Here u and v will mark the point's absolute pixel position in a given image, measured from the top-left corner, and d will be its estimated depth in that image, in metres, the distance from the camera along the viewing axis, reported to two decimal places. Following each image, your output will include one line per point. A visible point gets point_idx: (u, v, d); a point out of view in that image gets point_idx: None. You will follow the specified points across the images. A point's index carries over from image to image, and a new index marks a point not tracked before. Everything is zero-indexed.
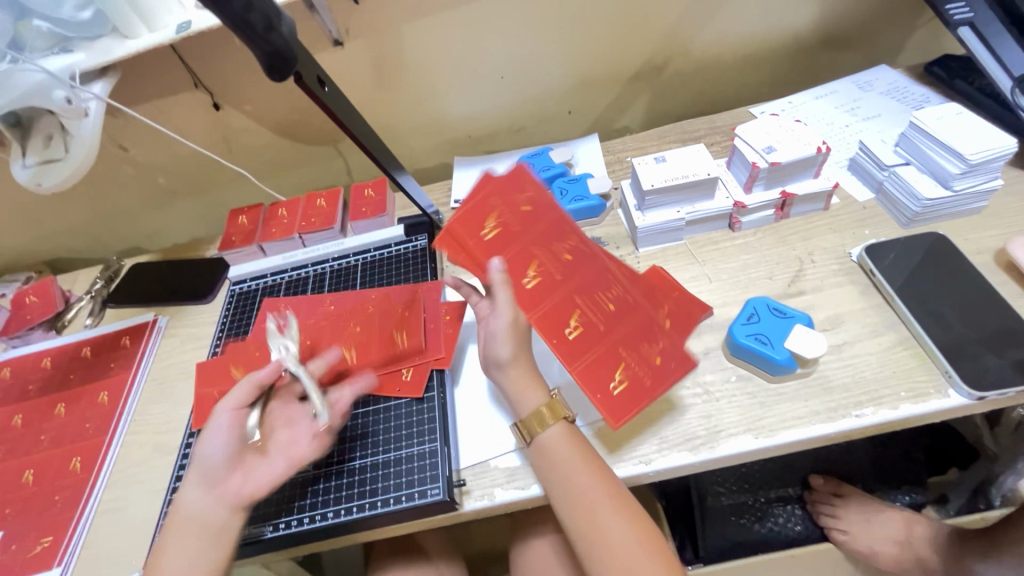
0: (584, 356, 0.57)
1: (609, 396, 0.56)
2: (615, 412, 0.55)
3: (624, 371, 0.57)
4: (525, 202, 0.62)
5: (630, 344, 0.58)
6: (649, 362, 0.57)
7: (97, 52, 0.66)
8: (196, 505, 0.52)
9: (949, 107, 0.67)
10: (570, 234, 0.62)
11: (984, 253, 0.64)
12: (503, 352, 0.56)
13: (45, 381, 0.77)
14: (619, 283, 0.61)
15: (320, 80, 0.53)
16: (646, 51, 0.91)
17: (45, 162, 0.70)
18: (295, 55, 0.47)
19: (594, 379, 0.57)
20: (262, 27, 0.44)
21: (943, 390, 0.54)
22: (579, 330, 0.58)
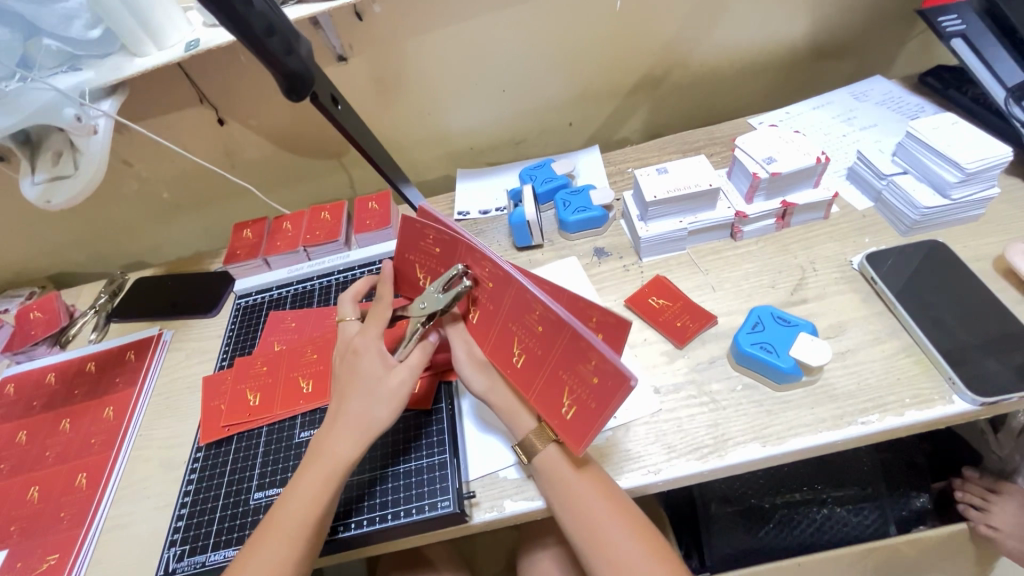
0: (534, 383, 0.53)
1: (564, 422, 0.51)
2: (574, 439, 0.50)
3: (570, 396, 0.50)
4: (433, 243, 0.57)
5: (569, 368, 0.50)
6: (589, 383, 0.48)
7: (105, 70, 0.67)
8: (350, 457, 0.53)
9: (944, 117, 0.68)
10: (481, 258, 0.53)
11: (983, 260, 0.64)
12: (478, 385, 0.57)
13: (50, 397, 0.77)
14: (537, 300, 0.49)
15: (334, 99, 0.54)
16: (644, 64, 0.92)
17: (54, 179, 0.70)
18: (313, 76, 0.49)
19: (551, 403, 0.52)
20: (282, 51, 0.45)
21: (948, 397, 0.55)
22: (524, 357, 0.53)
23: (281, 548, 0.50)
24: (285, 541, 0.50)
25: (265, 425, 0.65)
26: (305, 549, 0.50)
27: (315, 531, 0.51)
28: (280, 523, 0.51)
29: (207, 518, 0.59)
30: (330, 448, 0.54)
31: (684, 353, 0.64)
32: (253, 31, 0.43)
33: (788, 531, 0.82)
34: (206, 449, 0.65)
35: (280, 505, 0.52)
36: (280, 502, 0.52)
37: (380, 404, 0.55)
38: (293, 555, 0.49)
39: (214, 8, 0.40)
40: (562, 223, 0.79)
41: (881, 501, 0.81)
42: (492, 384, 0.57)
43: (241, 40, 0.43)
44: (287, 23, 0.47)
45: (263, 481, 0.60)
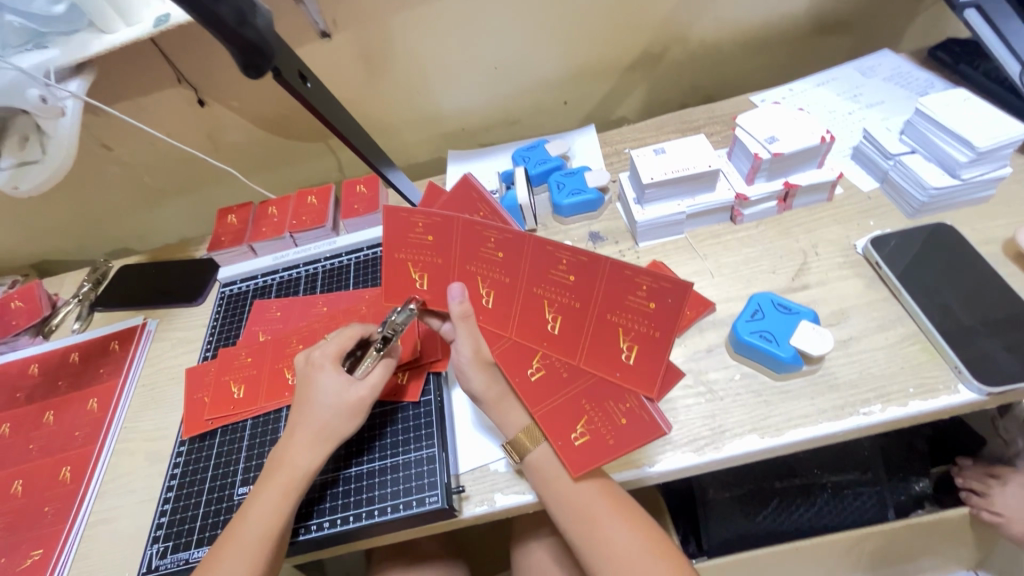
0: (549, 400, 0.54)
1: (569, 445, 0.52)
2: (578, 462, 0.51)
3: (586, 424, 0.53)
4: (423, 231, 0.55)
5: (599, 398, 0.54)
6: (614, 422, 0.52)
7: (72, 48, 0.63)
8: (311, 465, 0.53)
9: (955, 93, 0.65)
10: (560, 252, 0.52)
11: (992, 243, 0.62)
12: (477, 384, 0.54)
13: (33, 389, 0.76)
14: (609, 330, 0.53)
15: (303, 76, 0.50)
16: (642, 39, 0.88)
17: (24, 165, 0.67)
18: (274, 49, 0.44)
19: (559, 427, 0.53)
20: (235, 21, 0.41)
21: (953, 386, 0.53)
22: (541, 373, 0.56)
23: (245, 560, 0.49)
24: (246, 551, 0.49)
25: (248, 419, 0.63)
26: (269, 559, 0.49)
27: (279, 539, 0.50)
28: (240, 535, 0.50)
29: (192, 513, 0.57)
30: (291, 457, 0.53)
31: (681, 341, 0.62)
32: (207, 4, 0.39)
33: (787, 514, 0.81)
34: (190, 442, 0.63)
35: (242, 516, 0.51)
36: (241, 515, 0.51)
37: (342, 418, 0.55)
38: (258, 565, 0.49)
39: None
40: (555, 206, 0.77)
41: (881, 486, 0.81)
42: (492, 382, 0.55)
43: (196, 18, 0.40)
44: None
45: (248, 475, 0.59)
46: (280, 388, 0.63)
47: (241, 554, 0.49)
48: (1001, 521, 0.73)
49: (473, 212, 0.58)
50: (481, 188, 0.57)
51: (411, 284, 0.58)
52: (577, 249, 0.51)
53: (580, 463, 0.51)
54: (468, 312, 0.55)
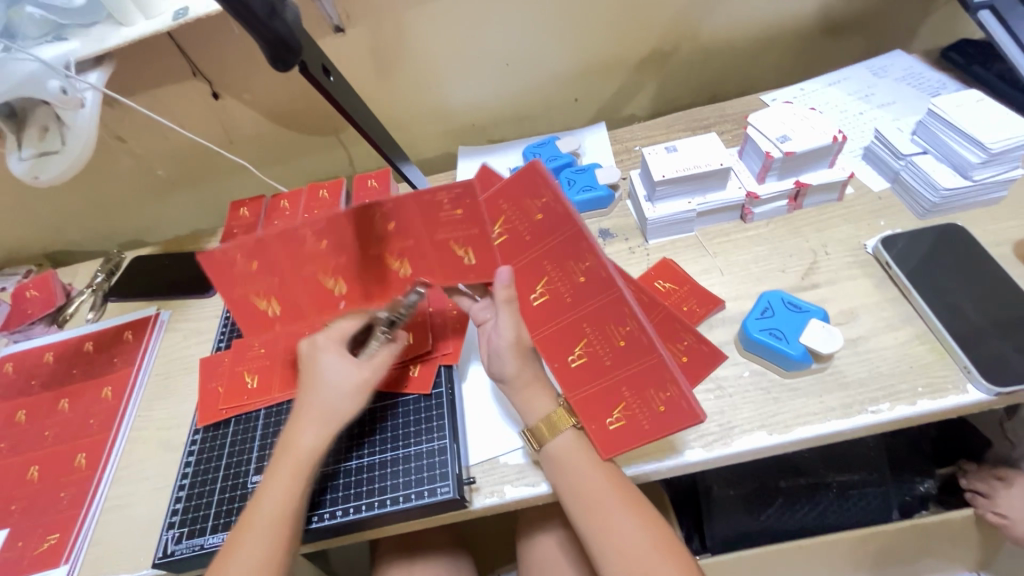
0: (584, 387, 0.56)
1: (603, 429, 0.54)
2: (607, 446, 0.53)
3: (623, 410, 0.54)
4: (315, 239, 0.58)
5: (639, 386, 0.54)
6: (653, 408, 0.53)
7: (92, 41, 0.64)
8: (316, 446, 0.54)
9: (969, 94, 0.65)
10: (545, 197, 0.55)
11: (1003, 245, 0.62)
12: (509, 368, 0.56)
13: (48, 376, 0.77)
14: (635, 318, 0.53)
15: (325, 69, 0.50)
16: (654, 37, 0.89)
17: (42, 155, 0.68)
18: (299, 43, 0.44)
19: (592, 411, 0.55)
20: (264, 12, 0.40)
21: (962, 386, 0.53)
22: (581, 360, 0.57)
23: (264, 547, 0.49)
24: (262, 536, 0.50)
25: (263, 408, 0.64)
26: (287, 541, 0.50)
27: (290, 524, 0.51)
28: (254, 521, 0.51)
29: (206, 500, 0.58)
30: (296, 439, 0.54)
31: None
32: None
33: (790, 513, 0.82)
34: (204, 431, 0.64)
35: (254, 503, 0.52)
36: (253, 502, 0.52)
37: (348, 398, 0.56)
38: (276, 549, 0.50)
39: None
40: (566, 202, 0.77)
41: (886, 486, 0.82)
42: (524, 366, 0.56)
43: (228, 9, 0.38)
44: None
45: (261, 464, 0.60)
46: (295, 378, 0.65)
47: (258, 541, 0.50)
48: (1005, 523, 0.74)
49: (534, 194, 0.56)
50: (542, 170, 0.55)
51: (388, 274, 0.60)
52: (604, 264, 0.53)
53: (608, 447, 0.53)
54: (512, 295, 0.57)
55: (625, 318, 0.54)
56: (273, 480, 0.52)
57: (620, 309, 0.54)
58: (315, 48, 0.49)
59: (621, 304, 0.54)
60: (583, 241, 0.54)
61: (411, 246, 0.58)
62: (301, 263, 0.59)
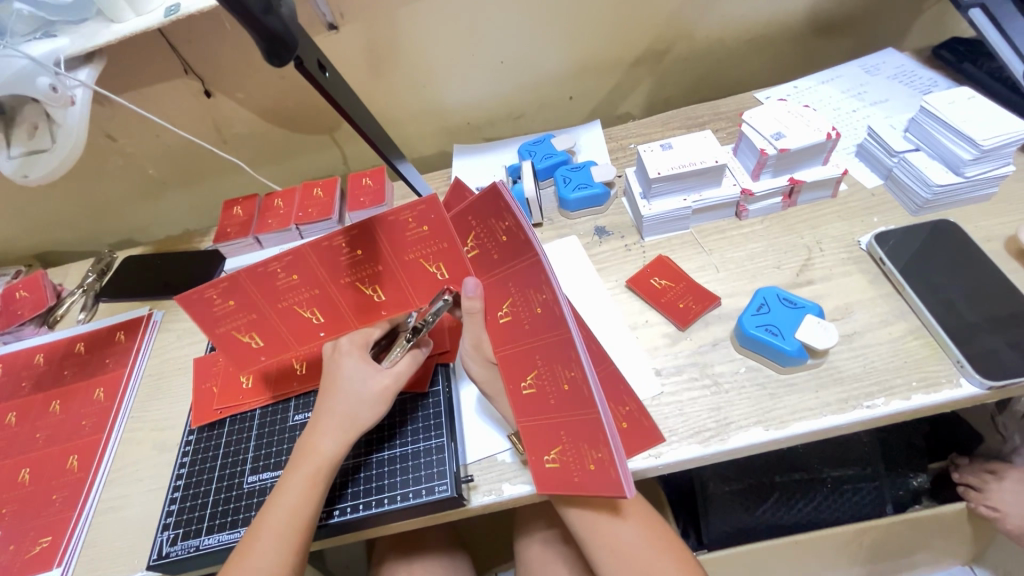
0: (530, 418, 0.53)
1: (540, 465, 0.52)
2: (542, 485, 0.51)
3: (559, 451, 0.51)
4: (287, 274, 0.55)
5: (574, 432, 0.50)
6: (584, 464, 0.49)
7: (81, 37, 0.63)
8: (338, 451, 0.54)
9: (960, 91, 0.66)
10: (507, 217, 0.52)
11: (994, 240, 0.63)
12: (476, 373, 0.58)
13: (39, 378, 0.76)
14: (580, 367, 0.48)
15: (320, 65, 0.49)
16: (648, 35, 0.89)
17: (31, 154, 0.67)
18: (296, 40, 0.42)
19: (537, 442, 0.52)
20: (260, 8, 0.39)
21: (955, 380, 0.54)
22: (531, 392, 0.53)
23: (280, 548, 0.49)
24: (278, 538, 0.50)
25: (258, 408, 0.64)
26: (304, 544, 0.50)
27: (309, 528, 0.51)
28: (271, 522, 0.50)
29: (201, 501, 0.58)
30: (316, 444, 0.54)
31: (687, 335, 0.62)
32: None
33: (786, 509, 0.82)
34: (198, 432, 0.64)
35: (269, 504, 0.52)
36: (269, 503, 0.52)
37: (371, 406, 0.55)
38: (290, 552, 0.50)
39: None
40: (562, 200, 0.77)
41: (880, 481, 0.82)
42: (490, 376, 0.57)
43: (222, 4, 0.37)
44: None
45: (257, 464, 0.59)
46: (291, 377, 0.65)
47: (274, 543, 0.50)
48: (997, 516, 0.75)
49: (500, 216, 0.53)
50: (507, 193, 0.51)
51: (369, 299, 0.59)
52: (558, 302, 0.49)
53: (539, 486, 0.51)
54: (472, 308, 0.55)
55: (572, 363, 0.49)
56: (289, 484, 0.52)
57: (568, 351, 0.50)
58: (309, 43, 0.48)
59: (570, 347, 0.49)
60: (542, 275, 0.51)
61: (384, 272, 0.57)
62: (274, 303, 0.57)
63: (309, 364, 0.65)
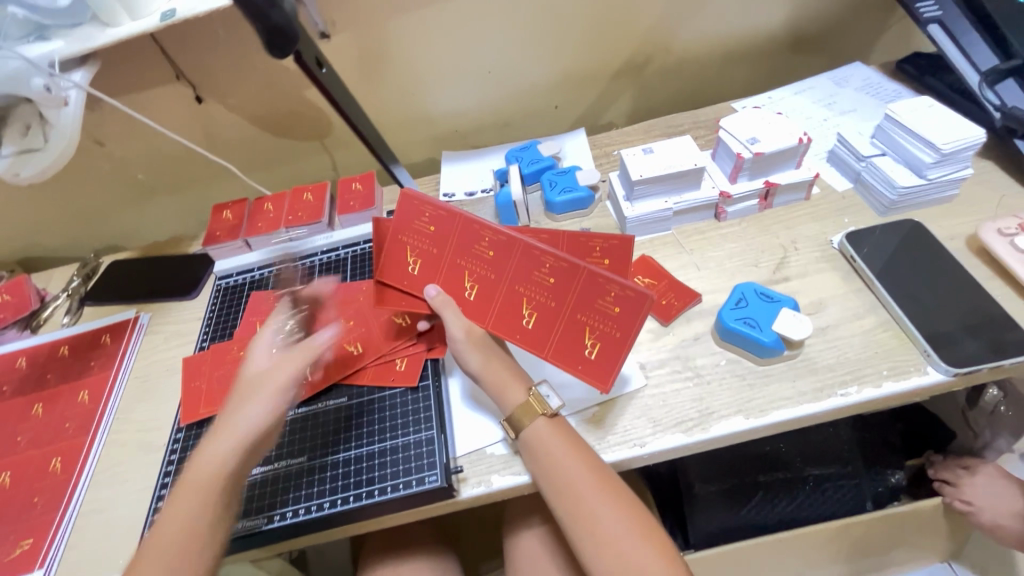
0: (551, 338, 0.57)
1: (587, 364, 0.55)
2: (602, 375, 0.55)
3: (593, 334, 0.55)
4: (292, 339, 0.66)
5: (586, 306, 0.55)
6: (610, 314, 0.55)
7: (75, 40, 0.64)
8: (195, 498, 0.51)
9: (921, 100, 0.70)
10: (422, 206, 0.60)
11: (957, 239, 0.66)
12: (474, 364, 0.57)
13: (21, 382, 0.75)
14: (547, 252, 0.56)
15: (318, 62, 0.53)
16: (629, 47, 0.93)
17: (23, 153, 0.68)
18: (298, 35, 0.47)
19: (571, 350, 0.56)
20: (266, 2, 0.43)
21: (922, 368, 0.56)
22: (536, 315, 0.57)
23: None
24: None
25: None
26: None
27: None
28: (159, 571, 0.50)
29: None
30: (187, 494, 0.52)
31: (669, 330, 0.64)
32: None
33: (768, 508, 0.84)
34: (187, 429, 0.63)
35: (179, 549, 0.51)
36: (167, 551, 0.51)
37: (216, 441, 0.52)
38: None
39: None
40: (548, 203, 0.79)
41: (859, 478, 0.84)
42: (488, 359, 0.57)
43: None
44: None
45: None
46: None
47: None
48: (972, 510, 0.78)
49: (420, 215, 0.60)
50: (420, 194, 0.60)
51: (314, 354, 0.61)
52: (497, 227, 0.57)
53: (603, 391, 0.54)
54: (447, 300, 0.58)
55: (540, 258, 0.56)
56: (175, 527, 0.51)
57: (532, 251, 0.56)
58: (307, 42, 0.52)
59: (533, 247, 0.56)
60: (473, 222, 0.58)
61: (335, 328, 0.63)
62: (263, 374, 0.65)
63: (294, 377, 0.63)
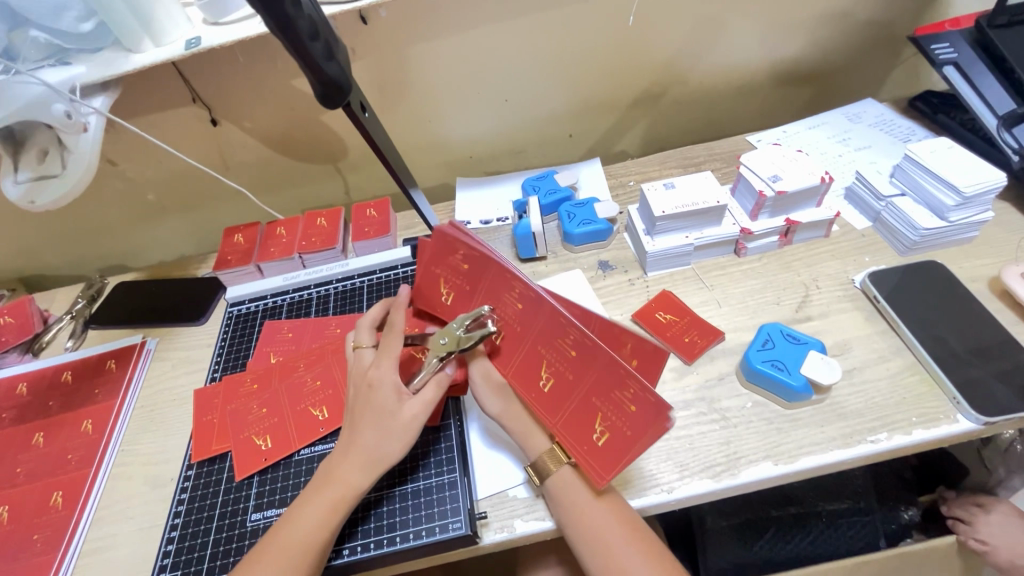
0: (561, 410, 0.51)
1: (593, 449, 0.49)
2: (603, 469, 0.48)
3: (603, 423, 0.48)
4: (313, 380, 0.64)
5: (603, 392, 0.48)
6: (624, 410, 0.47)
7: (98, 66, 0.64)
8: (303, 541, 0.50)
9: (940, 141, 0.70)
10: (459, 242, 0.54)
11: (979, 281, 0.66)
12: (493, 408, 0.56)
13: (22, 409, 0.73)
14: (573, 325, 0.48)
15: (362, 107, 0.56)
16: (646, 79, 0.93)
17: (40, 179, 0.67)
18: (349, 85, 0.50)
19: (578, 431, 0.50)
20: (322, 56, 0.47)
21: (952, 416, 0.55)
22: (552, 382, 0.51)
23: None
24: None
25: (263, 446, 0.60)
26: None
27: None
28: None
29: (201, 540, 0.56)
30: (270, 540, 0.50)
31: (693, 369, 0.63)
32: (302, 46, 0.44)
33: (783, 544, 0.82)
34: (197, 467, 0.62)
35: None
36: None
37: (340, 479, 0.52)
38: None
39: (264, 13, 0.42)
40: (567, 234, 0.79)
41: (872, 515, 0.82)
42: (507, 403, 0.56)
43: (291, 54, 0.45)
44: (327, 29, 0.49)
45: (261, 501, 0.57)
46: (295, 430, 0.61)
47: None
48: (986, 549, 0.75)
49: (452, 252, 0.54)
50: (462, 228, 0.53)
51: (318, 416, 0.61)
52: (527, 283, 0.50)
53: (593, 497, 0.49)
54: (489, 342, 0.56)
55: (567, 328, 0.49)
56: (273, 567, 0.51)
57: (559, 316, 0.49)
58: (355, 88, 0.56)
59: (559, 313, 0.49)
60: (507, 271, 0.51)
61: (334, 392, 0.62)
62: (281, 416, 0.62)
63: (313, 418, 0.61)
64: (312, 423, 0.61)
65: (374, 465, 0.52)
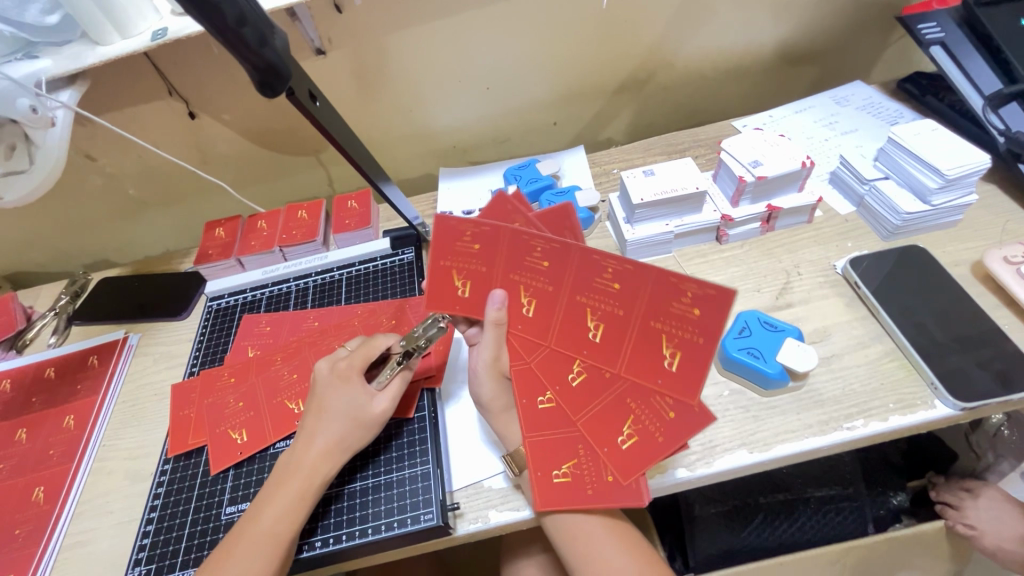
0: (587, 409, 0.53)
1: (546, 480, 0.51)
2: (545, 498, 0.50)
3: (573, 464, 0.52)
4: (290, 373, 0.64)
5: (643, 395, 0.52)
6: (662, 418, 0.51)
7: (63, 59, 0.63)
8: (269, 527, 0.50)
9: (924, 123, 0.69)
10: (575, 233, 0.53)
11: (962, 265, 0.65)
12: (486, 393, 0.56)
13: (5, 405, 0.73)
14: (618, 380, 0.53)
15: (312, 95, 0.55)
16: (630, 65, 0.92)
17: (8, 174, 0.68)
18: (288, 71, 0.49)
19: (544, 457, 0.52)
20: (255, 42, 0.45)
21: (930, 401, 0.55)
22: (582, 378, 0.54)
23: None
24: None
25: (240, 441, 0.60)
26: None
27: None
28: None
29: (176, 534, 0.56)
30: (250, 528, 0.50)
31: None
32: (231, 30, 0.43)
33: (769, 531, 0.82)
34: (174, 461, 0.62)
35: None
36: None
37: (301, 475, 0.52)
38: None
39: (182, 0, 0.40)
40: None
41: (859, 501, 0.82)
42: (501, 392, 0.56)
43: (219, 41, 0.44)
44: (259, 12, 0.47)
45: (236, 494, 0.57)
46: (270, 424, 0.61)
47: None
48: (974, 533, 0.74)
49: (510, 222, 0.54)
50: (574, 215, 0.53)
51: (292, 412, 0.61)
52: (622, 258, 0.48)
53: (596, 500, 0.50)
54: (501, 320, 0.54)
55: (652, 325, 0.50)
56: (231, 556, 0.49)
57: (667, 283, 0.47)
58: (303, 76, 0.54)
59: (668, 277, 0.47)
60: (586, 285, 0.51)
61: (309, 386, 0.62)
62: (256, 410, 0.62)
63: (290, 410, 0.61)
64: (288, 416, 0.61)
65: (340, 453, 0.53)
